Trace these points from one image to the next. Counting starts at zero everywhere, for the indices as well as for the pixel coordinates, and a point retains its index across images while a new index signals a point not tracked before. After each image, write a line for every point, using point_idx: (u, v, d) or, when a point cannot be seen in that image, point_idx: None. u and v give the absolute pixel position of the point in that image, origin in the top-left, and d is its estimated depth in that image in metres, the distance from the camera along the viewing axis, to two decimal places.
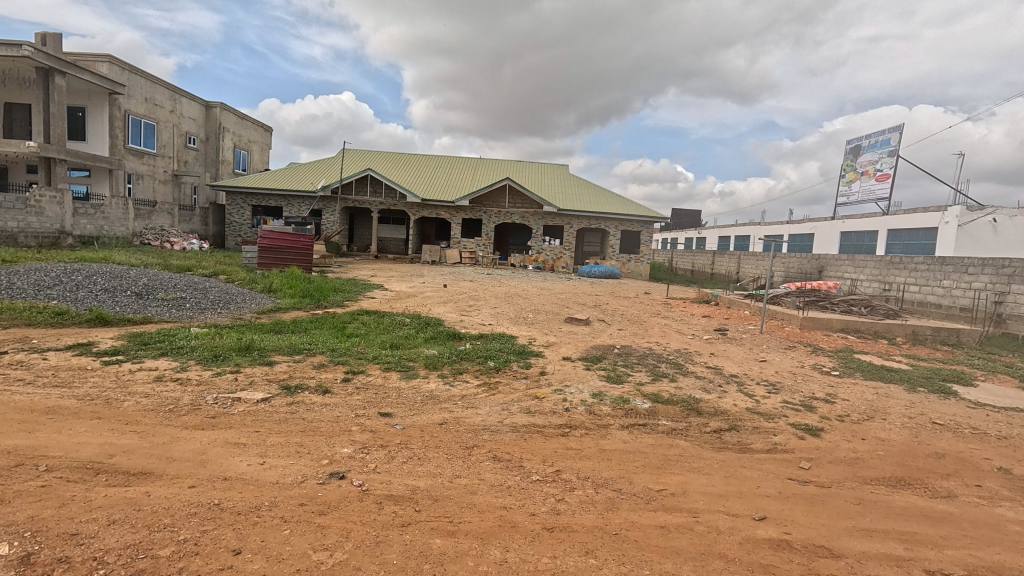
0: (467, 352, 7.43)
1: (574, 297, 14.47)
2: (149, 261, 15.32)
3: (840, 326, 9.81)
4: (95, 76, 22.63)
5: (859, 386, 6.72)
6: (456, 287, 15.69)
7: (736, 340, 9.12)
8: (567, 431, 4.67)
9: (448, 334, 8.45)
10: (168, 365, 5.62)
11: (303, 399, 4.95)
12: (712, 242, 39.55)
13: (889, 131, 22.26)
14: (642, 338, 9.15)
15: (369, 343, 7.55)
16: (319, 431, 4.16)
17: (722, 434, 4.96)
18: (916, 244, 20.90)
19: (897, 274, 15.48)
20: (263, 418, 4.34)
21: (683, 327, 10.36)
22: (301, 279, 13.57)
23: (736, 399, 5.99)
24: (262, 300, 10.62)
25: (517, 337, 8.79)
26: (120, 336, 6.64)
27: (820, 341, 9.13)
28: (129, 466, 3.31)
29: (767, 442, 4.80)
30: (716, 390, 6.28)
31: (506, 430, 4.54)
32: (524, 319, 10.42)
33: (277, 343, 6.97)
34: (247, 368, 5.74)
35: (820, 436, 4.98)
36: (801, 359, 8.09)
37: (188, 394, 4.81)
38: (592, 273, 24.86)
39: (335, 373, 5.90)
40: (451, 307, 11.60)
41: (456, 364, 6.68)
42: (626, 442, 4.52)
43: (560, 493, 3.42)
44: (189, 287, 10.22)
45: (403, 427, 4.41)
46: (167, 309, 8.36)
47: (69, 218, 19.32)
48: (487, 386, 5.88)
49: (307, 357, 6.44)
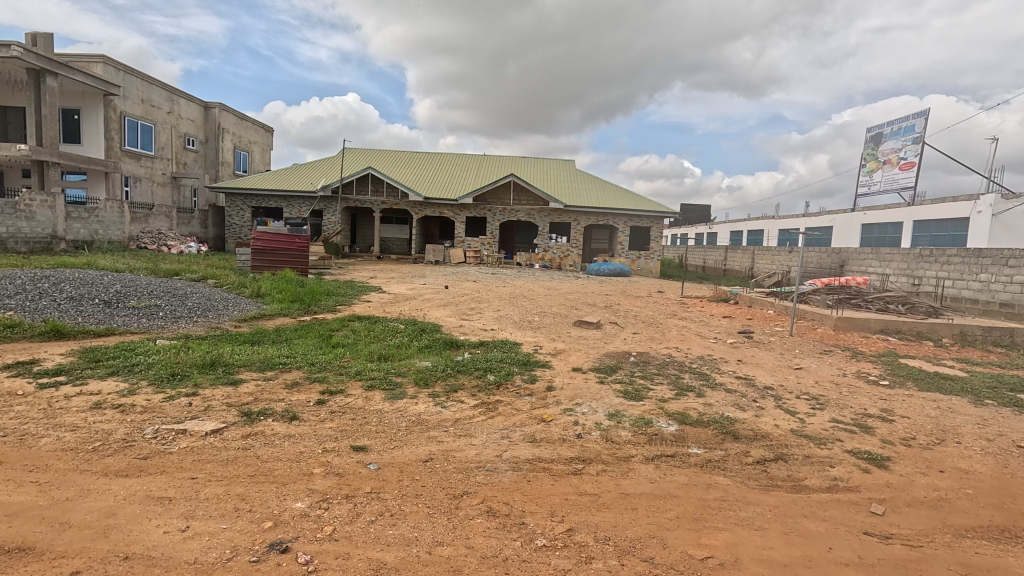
0: (465, 363, 6.59)
1: (584, 298, 13.57)
2: (137, 265, 14.66)
3: (879, 327, 8.85)
4: (87, 76, 22.07)
5: (916, 399, 5.81)
6: (458, 288, 14.90)
7: (764, 345, 8.23)
8: (580, 468, 3.82)
9: (445, 342, 7.62)
10: (114, 388, 4.82)
11: (263, 430, 4.14)
12: (724, 237, 38.35)
13: (913, 117, 21.07)
14: (659, 344, 8.26)
15: (355, 355, 6.73)
16: (272, 478, 3.33)
17: (767, 466, 4.09)
18: (945, 235, 19.86)
19: (928, 267, 14.54)
20: (207, 459, 3.54)
21: (704, 329, 9.51)
22: (294, 283, 12.79)
23: (776, 419, 5.10)
24: (247, 306, 9.86)
25: (522, 344, 7.94)
26: (72, 351, 5.88)
27: (859, 344, 8.20)
28: (4, 539, 2.51)
29: (824, 478, 3.93)
30: (751, 408, 5.40)
31: (506, 469, 3.71)
32: (530, 324, 9.56)
33: (248, 358, 6.15)
34: (206, 390, 4.95)
35: (888, 468, 4.09)
36: (841, 366, 7.21)
37: (124, 426, 4.02)
38: (601, 271, 24.07)
39: (309, 394, 5.08)
40: (451, 310, 10.78)
41: (452, 380, 5.83)
42: (653, 483, 3.66)
43: (572, 568, 2.58)
44: (168, 293, 9.46)
45: (379, 467, 3.60)
46: (136, 319, 7.60)
47: (62, 222, 18.77)
48: (486, 408, 5.03)
49: (280, 374, 5.63)
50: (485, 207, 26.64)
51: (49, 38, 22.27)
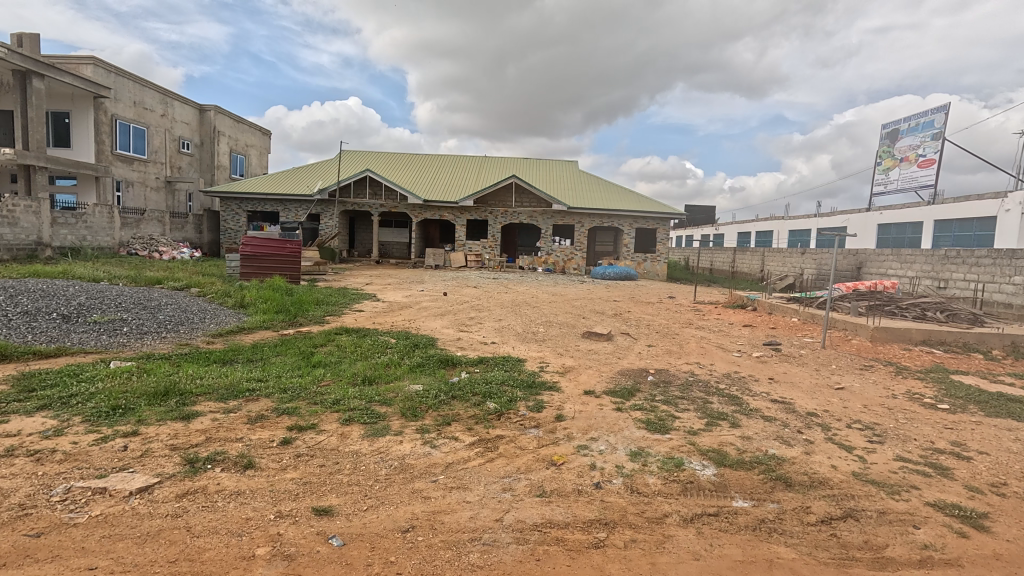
0: (461, 386, 5.76)
1: (590, 305, 12.71)
2: (118, 273, 13.85)
3: (920, 338, 8.01)
4: (76, 77, 21.35)
5: (991, 429, 4.95)
6: (457, 295, 14.14)
7: (794, 359, 7.42)
8: (602, 538, 3.00)
9: (440, 359, 6.81)
10: (36, 427, 4.02)
11: (205, 485, 3.33)
12: (731, 238, 37.42)
13: (932, 112, 20.23)
14: (678, 359, 7.41)
15: (336, 378, 5.91)
16: (198, 566, 2.51)
17: (836, 528, 3.26)
18: (969, 235, 18.98)
19: (955, 269, 13.73)
20: (121, 535, 2.73)
21: (725, 340, 8.70)
22: (282, 291, 11.98)
23: (832, 458, 4.27)
24: (228, 318, 9.11)
25: (525, 360, 7.12)
26: (6, 378, 5.07)
27: (901, 358, 7.34)
28: None
29: (912, 547, 3.09)
30: (798, 442, 4.56)
31: (509, 542, 2.89)
32: (534, 336, 8.74)
33: (211, 384, 5.31)
34: (150, 429, 4.13)
35: (989, 531, 3.25)
36: (887, 385, 6.36)
37: (29, 483, 3.21)
38: (606, 274, 23.38)
39: (273, 432, 4.27)
40: (448, 320, 9.96)
41: (444, 410, 5.00)
42: (697, 560, 2.84)
43: None
44: (138, 305, 8.68)
45: (344, 543, 2.79)
46: (95, 336, 6.80)
47: (47, 228, 18.04)
48: (483, 447, 4.21)
49: (244, 405, 4.82)
50: (486, 210, 25.84)
51: (38, 39, 21.61)
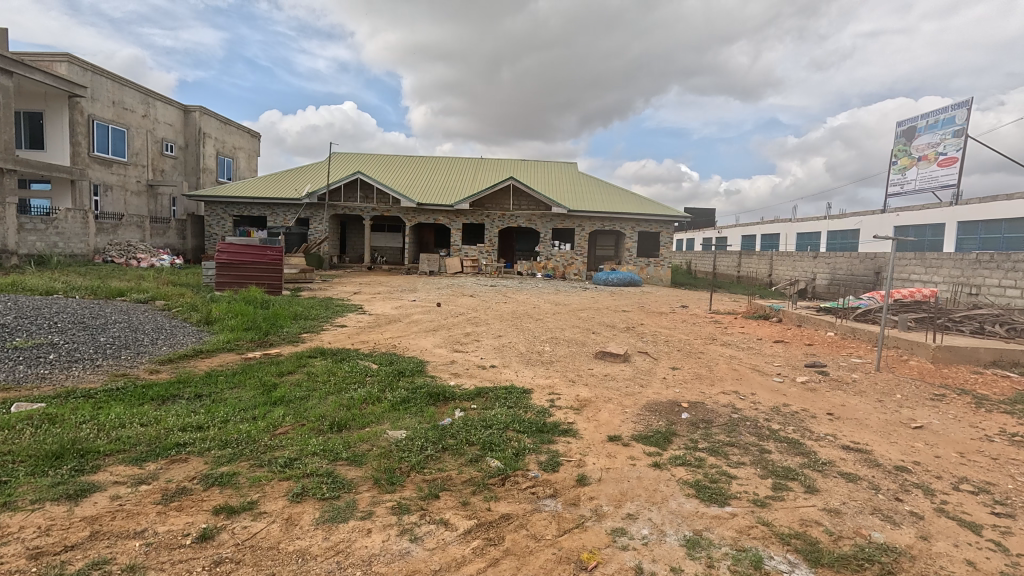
0: (453, 432, 4.56)
1: (598, 316, 11.59)
2: (78, 283, 12.61)
3: (988, 359, 6.92)
4: (48, 75, 20.04)
5: None
6: (452, 305, 13.05)
7: (848, 386, 6.29)
8: None
9: (429, 392, 5.61)
10: None
11: None
12: (735, 241, 36.49)
13: (953, 108, 19.26)
14: (711, 388, 6.22)
15: (298, 422, 4.72)
16: None
17: None
18: (996, 238, 17.94)
19: (988, 275, 12.74)
20: None
21: (760, 360, 7.56)
22: (257, 304, 10.81)
23: (960, 547, 3.12)
24: (189, 338, 7.92)
25: (532, 391, 5.92)
26: None
27: (975, 385, 6.22)
28: None
29: None
30: (905, 519, 3.41)
31: None
32: (539, 357, 7.56)
33: (132, 436, 4.12)
34: (13, 520, 2.92)
35: None
36: (974, 422, 5.21)
37: None
38: (609, 280, 22.30)
39: (192, 519, 3.06)
40: (441, 337, 8.78)
41: (431, 472, 3.82)
42: None
43: None
44: (78, 323, 7.44)
45: None
46: (8, 367, 5.57)
47: (13, 235, 16.93)
48: (484, 539, 3.03)
49: (161, 472, 3.61)
50: (482, 213, 24.68)
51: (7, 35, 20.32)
